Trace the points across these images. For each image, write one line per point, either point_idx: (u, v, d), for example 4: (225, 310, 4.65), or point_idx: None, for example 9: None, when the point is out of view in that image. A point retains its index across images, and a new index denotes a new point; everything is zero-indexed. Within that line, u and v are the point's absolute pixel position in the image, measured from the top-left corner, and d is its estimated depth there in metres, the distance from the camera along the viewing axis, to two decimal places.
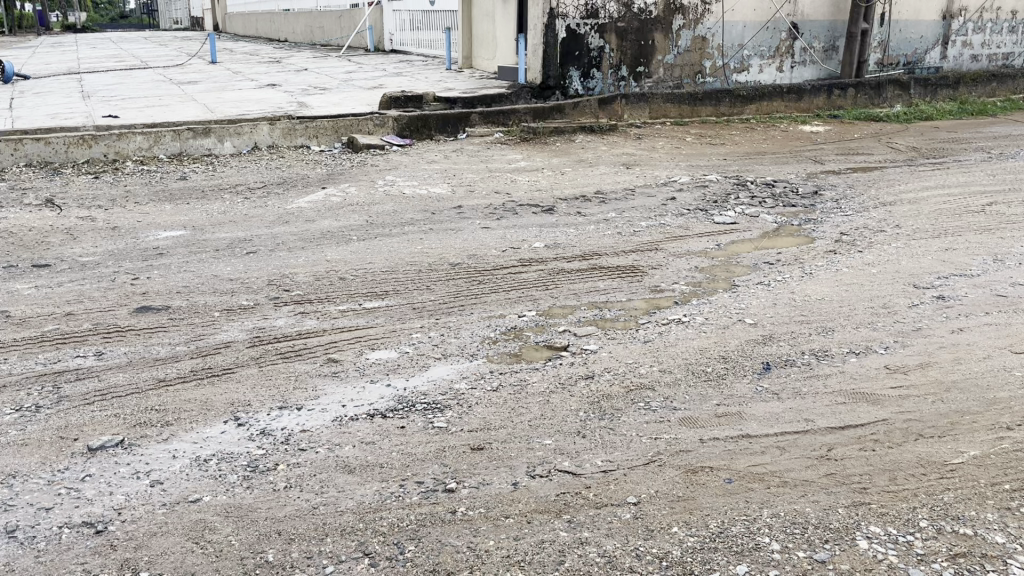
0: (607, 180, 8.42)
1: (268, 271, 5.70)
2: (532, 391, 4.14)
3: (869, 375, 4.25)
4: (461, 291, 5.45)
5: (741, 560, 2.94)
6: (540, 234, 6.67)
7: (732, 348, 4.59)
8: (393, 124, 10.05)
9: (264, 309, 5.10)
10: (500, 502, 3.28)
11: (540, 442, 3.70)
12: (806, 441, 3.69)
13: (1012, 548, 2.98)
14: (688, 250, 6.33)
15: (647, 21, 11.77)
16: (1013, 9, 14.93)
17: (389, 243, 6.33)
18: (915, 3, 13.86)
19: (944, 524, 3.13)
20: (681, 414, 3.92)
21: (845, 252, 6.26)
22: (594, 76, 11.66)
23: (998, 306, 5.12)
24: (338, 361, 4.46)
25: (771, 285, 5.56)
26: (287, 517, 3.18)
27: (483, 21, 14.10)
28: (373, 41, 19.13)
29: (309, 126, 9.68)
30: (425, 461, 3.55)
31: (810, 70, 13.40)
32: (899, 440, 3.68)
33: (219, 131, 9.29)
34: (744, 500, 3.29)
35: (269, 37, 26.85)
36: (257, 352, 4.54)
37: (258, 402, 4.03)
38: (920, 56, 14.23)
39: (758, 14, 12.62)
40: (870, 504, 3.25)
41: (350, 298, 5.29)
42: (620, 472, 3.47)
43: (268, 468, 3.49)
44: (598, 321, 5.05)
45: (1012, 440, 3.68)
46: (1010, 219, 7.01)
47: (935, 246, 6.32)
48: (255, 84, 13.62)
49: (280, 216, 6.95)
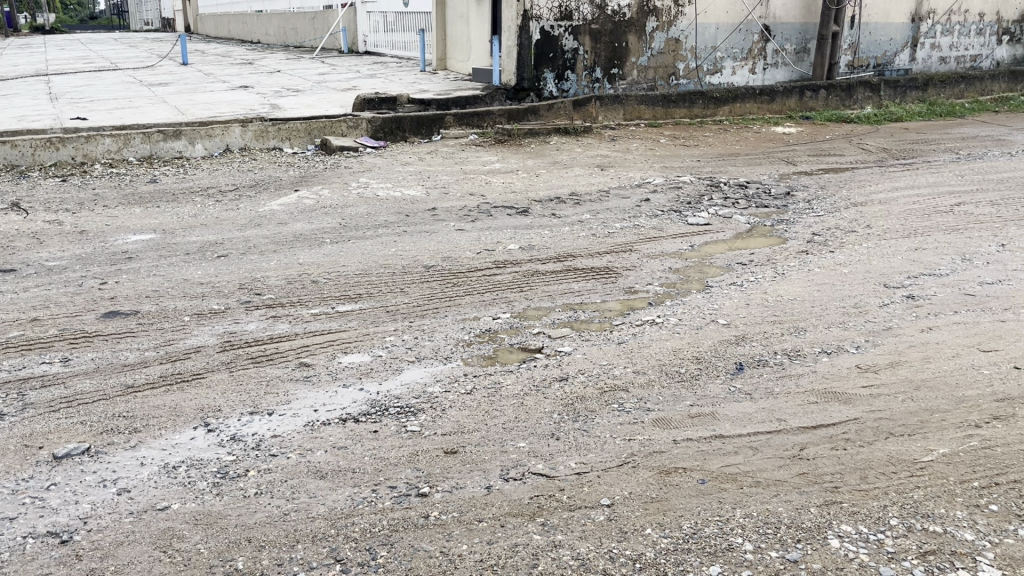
0: (582, 182, 8.45)
1: (240, 274, 5.65)
2: (506, 393, 4.13)
3: (841, 375, 4.28)
4: (436, 293, 5.44)
5: (714, 561, 2.95)
6: (515, 236, 6.67)
7: (706, 348, 4.61)
8: (367, 125, 10.01)
9: (235, 313, 5.05)
10: (474, 505, 3.26)
11: (515, 444, 3.69)
12: (779, 441, 3.70)
13: (981, 545, 3.01)
14: (663, 251, 6.36)
15: (621, 23, 11.81)
16: (981, 10, 15.14)
17: (363, 245, 6.30)
18: (884, 6, 14.01)
19: (913, 521, 3.16)
20: (654, 415, 3.93)
21: (817, 252, 6.31)
22: (568, 78, 11.69)
23: (966, 304, 5.19)
24: (310, 365, 4.42)
25: (744, 285, 5.60)
26: (257, 524, 3.14)
27: (457, 23, 14.08)
28: (347, 43, 19.06)
29: (282, 128, 9.64)
30: (398, 465, 3.52)
31: (782, 71, 13.53)
32: (869, 438, 3.71)
33: (190, 133, 9.22)
34: (717, 501, 3.30)
35: (242, 39, 26.64)
36: (228, 356, 4.50)
37: (229, 408, 3.98)
38: (889, 58, 14.40)
39: (731, 17, 12.70)
40: (841, 503, 3.27)
41: (323, 300, 5.27)
42: (594, 474, 3.46)
43: (238, 474, 3.45)
44: (573, 321, 5.06)
45: (980, 437, 3.72)
46: (977, 219, 7.11)
47: (904, 246, 6.39)
48: (227, 85, 13.53)
49: (250, 220, 6.87)
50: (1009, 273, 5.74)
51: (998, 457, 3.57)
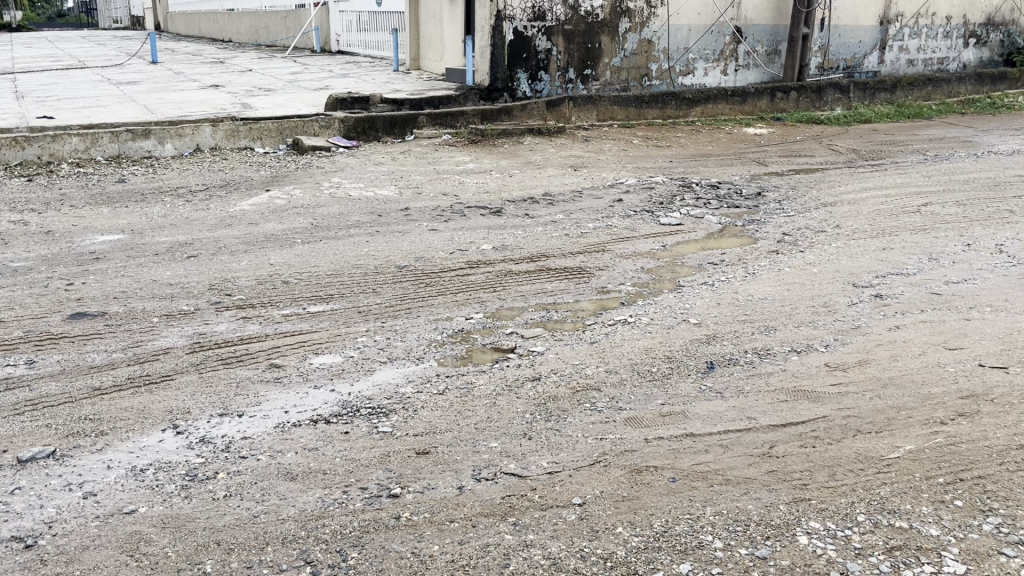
0: (555, 182, 8.47)
1: (210, 275, 5.60)
2: (479, 393, 4.13)
3: (810, 373, 4.33)
4: (408, 293, 5.42)
5: (685, 559, 2.97)
6: (488, 236, 6.67)
7: (677, 348, 4.63)
8: (340, 125, 9.96)
9: (205, 314, 5.00)
10: (446, 506, 3.26)
11: (487, 444, 3.68)
12: (748, 439, 3.74)
13: (946, 540, 3.06)
14: (635, 251, 6.39)
15: (594, 24, 11.85)
16: (948, 14, 15.39)
17: (334, 245, 6.27)
18: (853, 9, 14.18)
19: (880, 517, 3.20)
20: (626, 414, 3.95)
21: (787, 252, 6.37)
22: (541, 78, 11.71)
23: (932, 303, 5.27)
24: (281, 366, 4.39)
25: (714, 285, 5.63)
26: (226, 527, 3.11)
27: (431, 23, 14.05)
28: (319, 42, 18.94)
29: (253, 127, 9.56)
30: (370, 467, 3.51)
31: (753, 73, 13.65)
32: (837, 436, 3.76)
33: (159, 132, 9.12)
34: (687, 499, 3.32)
35: (213, 37, 26.38)
36: (198, 357, 4.45)
37: (198, 409, 3.94)
38: (858, 60, 14.58)
39: (703, 18, 12.78)
40: (809, 500, 3.30)
41: (294, 301, 5.24)
42: (566, 473, 3.47)
43: (207, 476, 3.42)
44: (546, 322, 5.06)
45: (945, 434, 3.77)
46: (944, 219, 7.22)
47: (872, 246, 6.47)
48: (198, 84, 13.39)
49: (221, 220, 6.81)
50: (974, 272, 5.84)
51: (963, 453, 3.62)
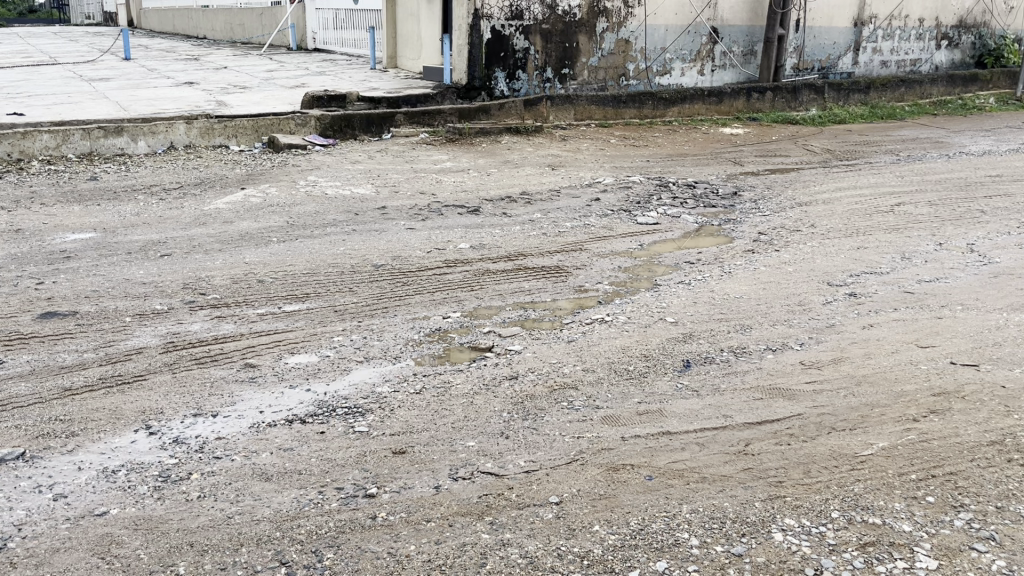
0: (533, 181, 8.47)
1: (184, 273, 5.55)
2: (456, 392, 4.12)
3: (785, 371, 4.37)
4: (385, 292, 5.40)
5: (661, 556, 2.98)
6: (466, 235, 6.65)
7: (654, 346, 4.65)
8: (316, 123, 9.89)
9: (178, 313, 4.95)
10: (422, 505, 3.25)
11: (464, 443, 3.67)
12: (724, 437, 3.75)
13: (919, 536, 3.09)
14: (612, 250, 6.40)
15: (571, 24, 11.86)
16: (920, 16, 15.56)
17: (310, 244, 6.22)
18: (828, 10, 14.30)
19: (854, 514, 3.23)
20: (603, 413, 3.95)
21: (762, 251, 6.42)
22: (519, 77, 11.71)
23: (905, 301, 5.33)
24: (256, 365, 4.35)
25: (691, 284, 5.66)
26: (200, 528, 3.08)
27: (408, 22, 13.99)
28: (295, 40, 18.81)
29: (227, 125, 9.47)
30: (345, 467, 3.48)
31: (729, 73, 13.74)
32: (812, 433, 3.79)
33: (132, 130, 9.01)
34: (664, 497, 3.33)
35: (187, 34, 26.10)
36: (171, 357, 4.40)
37: (171, 410, 3.90)
38: (833, 62, 14.72)
39: (680, 19, 12.83)
40: (784, 497, 3.32)
41: (269, 300, 5.19)
42: (543, 472, 3.47)
43: (180, 477, 3.38)
44: (523, 321, 5.06)
45: (918, 431, 3.81)
46: (916, 219, 7.30)
47: (847, 245, 6.53)
48: (171, 81, 13.24)
49: (195, 218, 6.74)
50: (946, 271, 5.90)
51: (935, 450, 3.66)
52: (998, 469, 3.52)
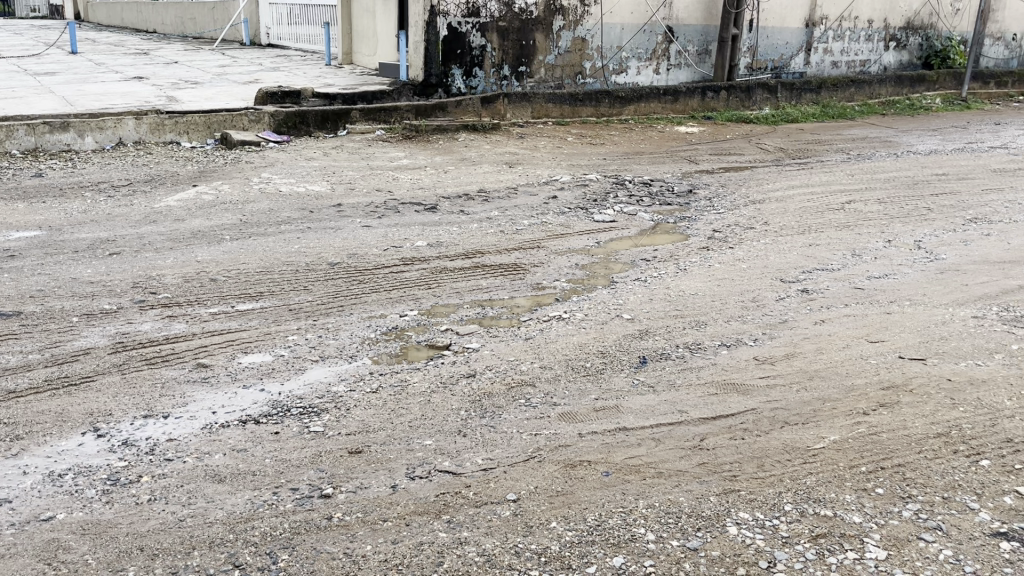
0: (490, 179, 8.45)
1: (133, 272, 5.44)
2: (412, 391, 4.09)
3: (740, 366, 4.42)
4: (341, 291, 5.34)
5: (618, 552, 2.99)
6: (423, 233, 6.60)
7: (611, 343, 4.68)
8: (270, 119, 9.76)
9: (127, 313, 4.84)
10: (379, 505, 3.22)
11: (420, 442, 3.65)
12: (680, 432, 3.79)
13: (868, 527, 3.15)
14: (569, 248, 6.42)
15: (528, 22, 11.88)
16: (870, 18, 15.85)
17: (265, 242, 6.14)
18: (781, 11, 14.51)
19: (806, 506, 3.28)
20: (561, 409, 3.97)
21: (717, 248, 6.50)
22: (476, 75, 11.68)
23: (856, 298, 5.43)
24: (208, 365, 4.28)
25: (647, 281, 5.71)
26: (150, 532, 3.02)
27: (364, 18, 13.88)
28: (248, 35, 18.54)
29: (178, 121, 9.31)
30: (300, 467, 3.44)
31: (684, 72, 13.86)
32: (766, 427, 3.84)
33: (79, 125, 8.81)
34: (620, 493, 3.35)
35: (136, 28, 25.53)
36: (120, 358, 4.31)
37: (120, 411, 3.82)
38: (785, 62, 14.94)
39: (636, 17, 12.91)
40: (739, 491, 3.36)
41: (222, 300, 5.10)
42: (500, 470, 3.47)
43: (130, 480, 3.31)
44: (481, 319, 5.04)
45: (868, 424, 3.89)
46: (866, 216, 7.45)
47: (799, 242, 6.64)
48: (120, 76, 12.96)
49: (144, 216, 6.60)
50: (894, 268, 6.03)
51: (884, 442, 3.74)
52: (945, 460, 3.61)
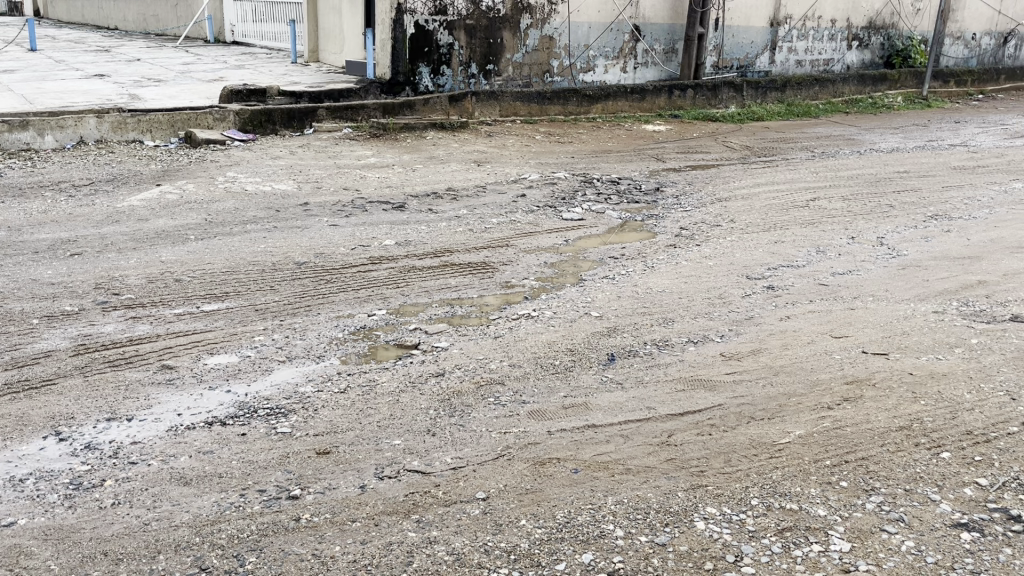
0: (458, 177, 8.44)
1: (96, 273, 5.36)
2: (381, 391, 4.07)
3: (707, 363, 4.46)
4: (308, 291, 5.29)
5: (587, 548, 3.01)
6: (391, 232, 6.58)
7: (579, 340, 4.69)
8: (235, 117, 9.65)
9: (89, 314, 4.77)
10: (347, 505, 3.20)
11: (389, 442, 3.64)
12: (648, 428, 3.82)
13: (833, 520, 3.20)
14: (538, 246, 6.43)
15: (495, 20, 11.86)
16: (833, 17, 16.05)
17: (230, 242, 6.08)
18: (745, 10, 14.64)
19: (772, 501, 3.31)
20: (530, 407, 3.98)
21: (684, 245, 6.55)
22: (443, 73, 11.63)
23: (820, 293, 5.51)
24: (173, 367, 4.23)
25: (615, 279, 5.74)
26: (114, 536, 2.98)
27: (330, 15, 13.77)
28: (213, 32, 18.33)
29: (141, 119, 9.18)
30: (268, 469, 3.41)
31: (651, 71, 13.93)
32: (732, 423, 3.88)
33: (39, 124, 8.64)
34: (589, 489, 3.37)
35: (97, 25, 25.11)
36: (82, 360, 4.24)
37: (82, 415, 3.75)
38: (751, 60, 15.08)
39: (602, 16, 12.95)
40: (706, 486, 3.40)
41: (187, 300, 5.04)
42: (469, 468, 3.47)
43: (92, 485, 3.26)
44: (449, 318, 5.03)
45: (832, 419, 3.94)
46: (830, 213, 7.55)
47: (765, 239, 6.71)
48: (80, 73, 12.73)
49: (106, 216, 6.49)
50: (858, 264, 6.12)
51: (848, 436, 3.80)
52: (906, 452, 3.67)
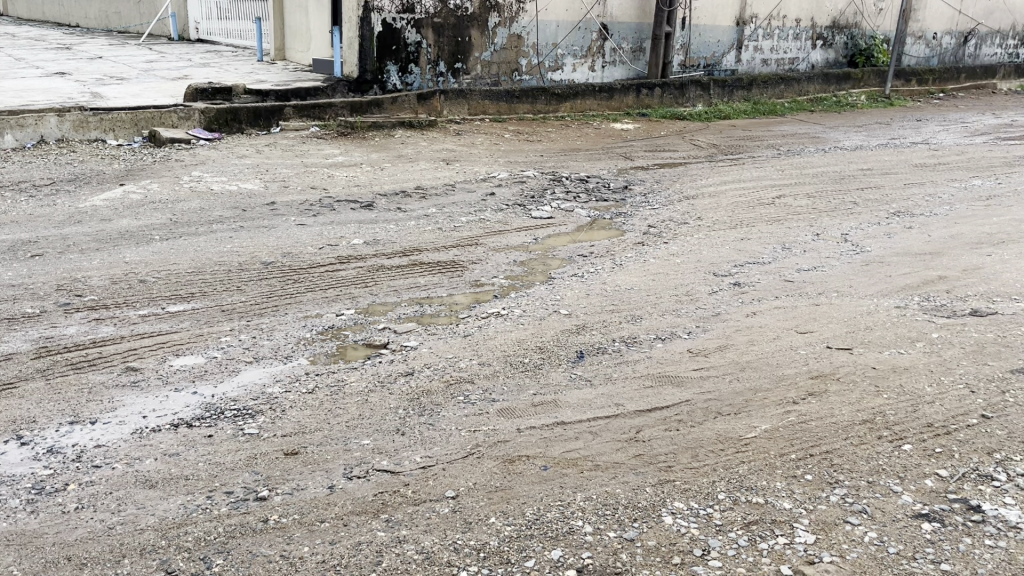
0: (427, 176, 8.42)
1: (58, 274, 5.27)
2: (349, 391, 4.05)
3: (675, 360, 4.50)
4: (275, 291, 5.25)
5: (556, 545, 3.02)
6: (359, 231, 6.55)
7: (548, 338, 4.71)
8: (200, 116, 9.54)
9: (51, 316, 4.69)
10: (316, 506, 3.19)
11: (358, 442, 3.63)
12: (617, 425, 3.84)
13: (798, 513, 3.25)
14: (507, 244, 6.45)
15: (463, 18, 11.84)
16: (797, 16, 16.23)
17: (195, 242, 6.01)
18: (712, 10, 14.76)
19: (739, 495, 3.36)
20: (499, 405, 3.98)
21: (652, 243, 6.60)
22: (411, 71, 11.59)
23: (786, 290, 5.58)
24: (138, 369, 4.18)
25: (584, 277, 5.76)
26: (78, 541, 2.94)
27: (297, 13, 13.66)
28: (177, 30, 18.10)
29: (104, 118, 9.04)
30: (235, 470, 3.39)
31: (619, 70, 13.98)
32: (699, 418, 3.92)
33: None
34: (558, 486, 3.38)
35: (57, 22, 24.67)
36: (44, 363, 4.17)
37: (44, 419, 3.70)
38: (717, 59, 15.20)
39: (570, 15, 12.99)
40: (674, 481, 3.43)
41: (152, 301, 4.98)
42: (439, 467, 3.47)
43: (56, 489, 3.21)
44: (419, 317, 5.02)
45: (797, 413, 4.00)
46: (795, 210, 7.65)
47: (732, 236, 6.78)
48: (41, 71, 12.52)
49: (67, 216, 6.39)
50: (822, 260, 6.21)
51: (813, 430, 3.85)
52: (869, 446, 3.74)
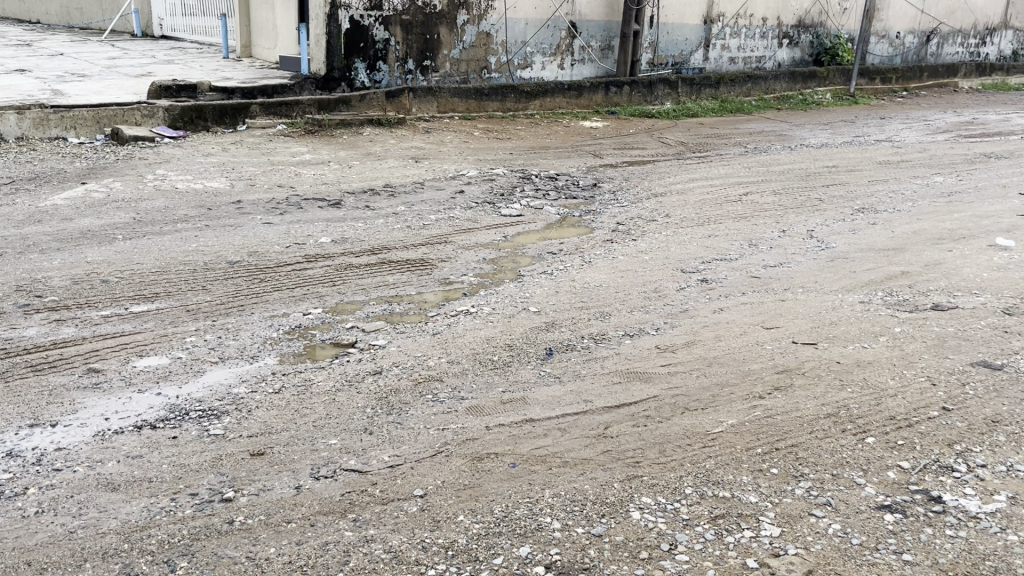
0: (396, 174, 8.39)
1: (18, 274, 5.17)
2: (316, 391, 4.02)
3: (643, 356, 4.52)
4: (241, 290, 5.20)
5: (525, 542, 3.03)
6: (327, 229, 6.51)
7: (517, 336, 4.71)
8: (164, 114, 9.42)
9: (11, 317, 4.61)
10: (283, 506, 3.16)
11: (326, 442, 3.60)
12: (585, 421, 3.85)
13: (763, 506, 3.28)
14: (476, 242, 6.44)
15: (431, 15, 11.79)
16: (764, 15, 16.37)
17: (159, 241, 5.93)
18: (679, 8, 14.85)
19: (705, 489, 3.38)
20: (468, 403, 3.98)
21: (620, 240, 6.62)
22: (380, 68, 11.53)
23: (752, 286, 5.63)
24: (100, 370, 4.11)
25: (553, 274, 5.77)
26: (38, 545, 2.89)
27: (263, 9, 13.52)
28: (140, 26, 17.83)
29: (65, 116, 8.89)
30: (200, 472, 3.35)
31: (588, 68, 14.02)
32: (667, 414, 3.94)
33: None
34: (527, 483, 3.38)
35: (17, 17, 24.17)
36: (3, 365, 4.09)
37: (3, 421, 3.63)
38: (685, 57, 15.30)
39: (539, 13, 12.99)
40: (641, 477, 3.45)
41: (115, 301, 4.91)
42: (407, 466, 3.46)
43: (15, 493, 3.15)
44: (387, 315, 5.00)
45: (763, 408, 4.03)
46: (762, 207, 7.72)
47: (699, 233, 6.83)
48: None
49: (28, 216, 6.28)
50: (788, 257, 6.27)
51: (779, 424, 3.89)
52: (834, 439, 3.78)
